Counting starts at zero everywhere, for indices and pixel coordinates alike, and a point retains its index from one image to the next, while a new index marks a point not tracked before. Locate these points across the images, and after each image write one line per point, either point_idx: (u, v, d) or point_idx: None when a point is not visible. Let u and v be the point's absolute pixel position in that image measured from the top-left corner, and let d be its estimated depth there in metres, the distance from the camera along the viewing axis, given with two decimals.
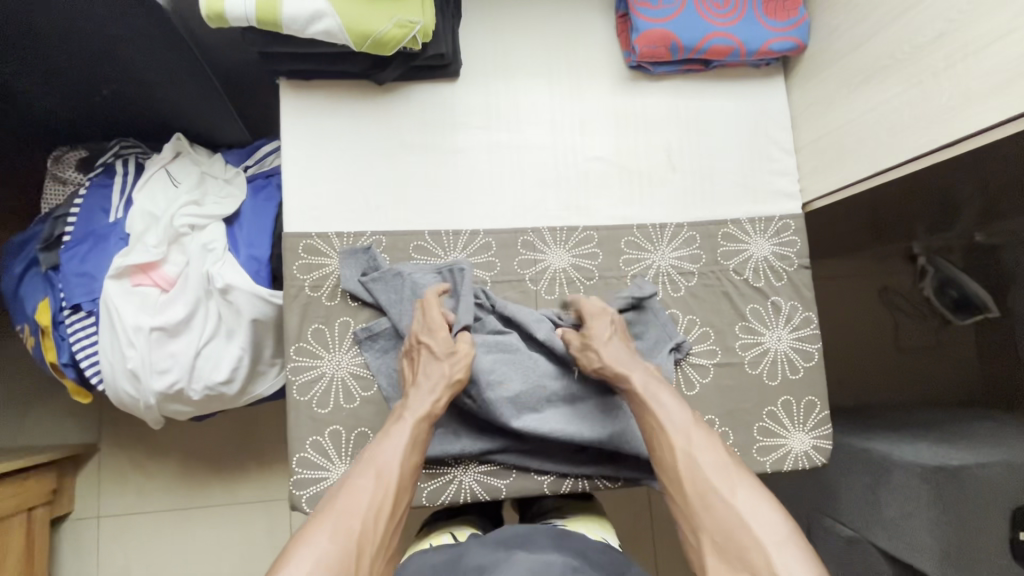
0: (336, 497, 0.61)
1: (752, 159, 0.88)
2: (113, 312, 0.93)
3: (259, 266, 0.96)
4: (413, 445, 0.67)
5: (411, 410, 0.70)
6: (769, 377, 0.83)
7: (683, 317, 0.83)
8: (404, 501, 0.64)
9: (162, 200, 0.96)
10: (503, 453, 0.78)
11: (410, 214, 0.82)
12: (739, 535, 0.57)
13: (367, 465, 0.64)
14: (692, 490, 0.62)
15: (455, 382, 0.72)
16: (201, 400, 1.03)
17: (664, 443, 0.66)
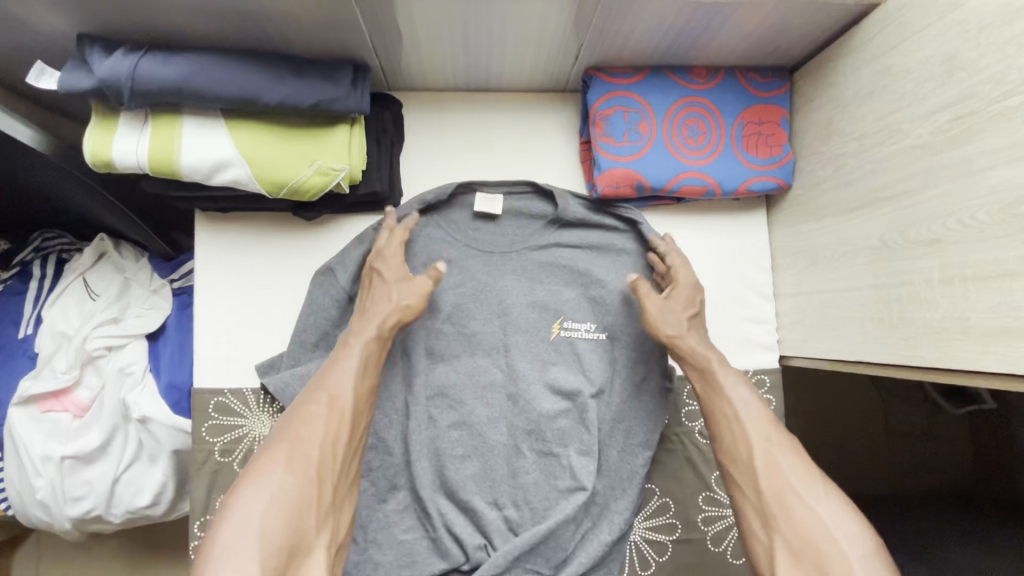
0: (286, 428, 0.55)
1: (725, 305, 0.79)
2: (18, 441, 0.85)
3: (181, 396, 0.86)
4: (366, 369, 0.61)
5: (357, 335, 0.62)
6: (733, 556, 0.76)
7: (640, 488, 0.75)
8: (360, 429, 0.58)
9: (77, 316, 0.86)
10: (427, 484, 0.71)
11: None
12: (821, 547, 0.52)
13: (314, 393, 0.58)
14: (769, 491, 0.56)
15: (405, 313, 0.66)
16: (123, 521, 0.95)
17: (746, 437, 0.60)
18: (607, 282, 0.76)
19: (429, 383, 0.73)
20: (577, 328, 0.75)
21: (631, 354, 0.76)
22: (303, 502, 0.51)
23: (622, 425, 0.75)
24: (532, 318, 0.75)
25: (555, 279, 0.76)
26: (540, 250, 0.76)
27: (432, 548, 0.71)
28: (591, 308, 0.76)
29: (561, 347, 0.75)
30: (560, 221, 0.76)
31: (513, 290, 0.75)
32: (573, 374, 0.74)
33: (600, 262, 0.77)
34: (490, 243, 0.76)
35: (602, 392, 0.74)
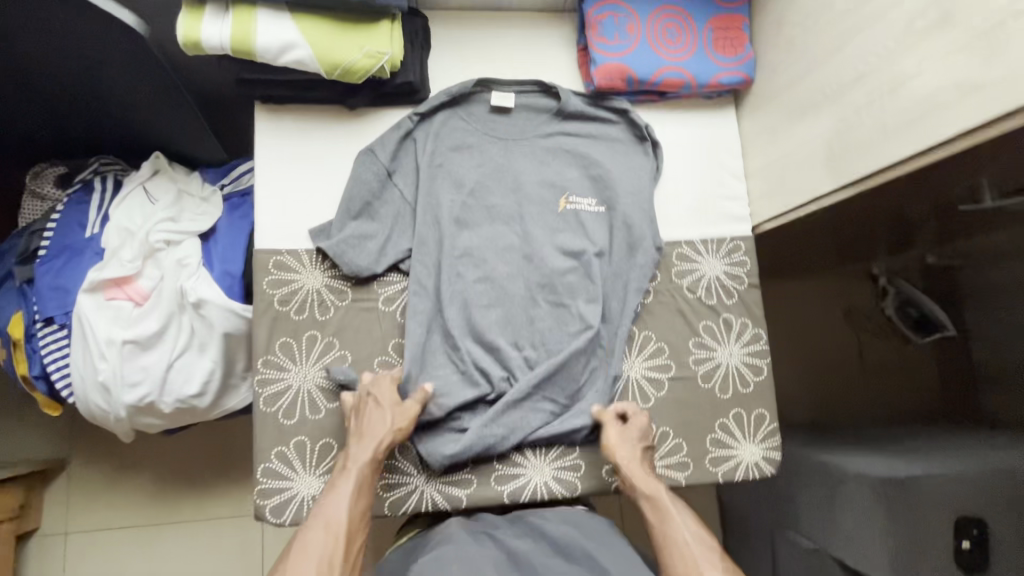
0: (295, 557, 0.64)
1: (705, 184, 0.93)
2: (86, 325, 0.95)
3: (233, 281, 0.98)
4: (359, 493, 0.71)
5: (355, 460, 0.73)
6: (721, 391, 0.88)
7: (638, 332, 0.88)
8: (355, 548, 0.68)
9: (139, 215, 0.98)
10: (459, 327, 0.83)
11: (375, 230, 0.84)
12: None
13: (313, 526, 0.67)
14: None
15: (398, 431, 0.75)
16: (171, 412, 1.04)
17: (687, 560, 0.70)
18: (605, 163, 0.90)
19: (456, 245, 0.86)
20: (581, 201, 0.89)
21: (629, 219, 0.88)
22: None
23: (622, 278, 0.88)
24: (542, 194, 0.89)
25: (560, 163, 0.90)
26: (547, 139, 0.91)
27: (465, 380, 0.82)
28: (594, 186, 0.90)
29: (568, 216, 0.88)
30: (563, 114, 0.90)
31: (526, 171, 0.89)
32: (579, 238, 0.88)
33: (598, 147, 0.91)
34: (507, 133, 0.90)
35: (603, 251, 0.87)
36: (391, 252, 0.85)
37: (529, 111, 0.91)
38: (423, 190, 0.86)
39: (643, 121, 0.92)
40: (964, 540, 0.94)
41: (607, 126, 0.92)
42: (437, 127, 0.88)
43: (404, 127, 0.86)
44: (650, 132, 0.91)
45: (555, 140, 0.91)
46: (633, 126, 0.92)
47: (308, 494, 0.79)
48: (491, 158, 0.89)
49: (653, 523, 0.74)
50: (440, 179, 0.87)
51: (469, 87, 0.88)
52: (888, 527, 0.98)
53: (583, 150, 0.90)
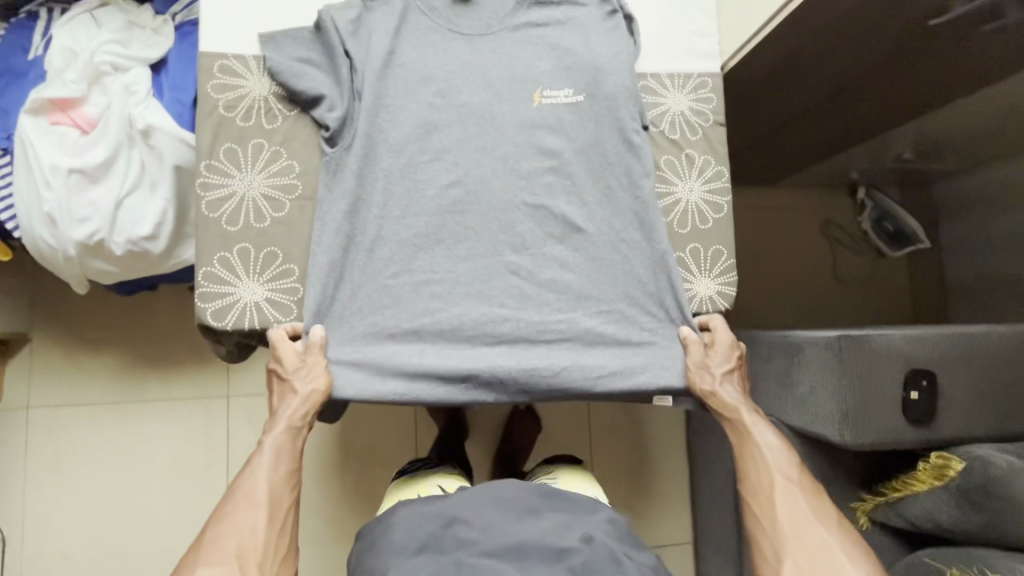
0: (218, 525, 0.66)
1: (676, 20, 0.89)
2: (30, 150, 0.92)
3: (184, 109, 0.94)
4: (280, 460, 0.72)
5: (271, 432, 0.73)
6: (679, 225, 0.86)
7: (617, 250, 0.82)
8: (284, 512, 0.70)
9: (83, 37, 0.93)
10: (436, 233, 0.79)
11: (327, 91, 0.79)
12: (825, 573, 0.66)
13: (236, 494, 0.68)
14: (787, 524, 0.70)
15: (310, 398, 0.72)
16: (123, 257, 1.02)
17: (761, 472, 0.75)
18: (578, 49, 0.84)
19: (425, 149, 0.80)
20: (561, 95, 0.84)
21: (603, 131, 0.84)
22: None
23: (604, 181, 0.84)
24: (513, 88, 0.83)
25: (530, 54, 0.84)
26: (516, 30, 0.85)
27: (433, 257, 0.79)
28: (572, 69, 0.84)
29: (546, 112, 0.83)
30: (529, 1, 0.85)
31: (495, 65, 0.83)
32: (558, 137, 0.83)
33: (569, 33, 0.85)
34: (469, 27, 0.84)
35: (583, 148, 0.83)
36: (336, 109, 0.79)
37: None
38: (374, 81, 0.80)
39: None
40: (913, 391, 0.96)
41: (578, 8, 0.86)
42: (393, 12, 0.82)
43: (354, 8, 0.81)
44: (621, 4, 0.86)
45: (522, 27, 0.85)
46: (604, 3, 0.87)
47: (252, 300, 0.77)
48: (458, 54, 0.83)
49: (733, 442, 0.79)
50: (395, 79, 0.81)
51: None
52: (842, 383, 0.97)
53: (554, 39, 0.85)
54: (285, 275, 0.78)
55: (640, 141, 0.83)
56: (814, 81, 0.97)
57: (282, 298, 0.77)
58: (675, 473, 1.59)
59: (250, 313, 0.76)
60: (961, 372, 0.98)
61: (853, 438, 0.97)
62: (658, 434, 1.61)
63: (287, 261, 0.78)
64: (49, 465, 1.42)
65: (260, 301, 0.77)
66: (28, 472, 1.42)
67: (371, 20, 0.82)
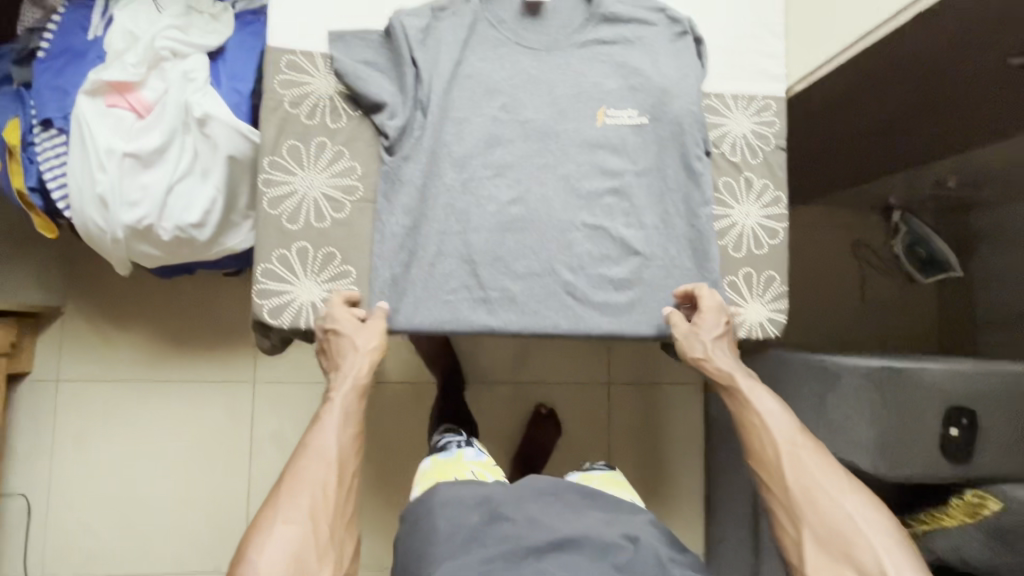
0: (291, 481, 0.67)
1: (744, 39, 0.88)
2: (86, 131, 0.92)
3: (240, 100, 0.94)
4: (347, 419, 0.73)
5: (335, 390, 0.74)
6: (734, 249, 0.86)
7: (673, 276, 0.83)
8: (350, 470, 0.71)
9: (144, 21, 0.93)
10: (495, 249, 0.80)
11: (390, 99, 0.78)
12: (843, 539, 0.67)
13: (307, 450, 0.70)
14: (798, 490, 0.70)
15: (375, 354, 0.75)
16: (170, 242, 1.02)
17: (763, 440, 0.74)
18: (645, 68, 0.84)
19: (488, 163, 0.81)
20: (628, 116, 0.84)
21: (666, 155, 0.84)
22: (309, 542, 0.64)
23: (663, 204, 0.84)
24: (578, 106, 0.83)
25: (595, 71, 0.84)
26: (583, 47, 0.84)
27: (489, 272, 0.80)
28: (637, 87, 0.84)
29: (608, 131, 0.84)
30: (597, 17, 0.84)
31: (560, 81, 0.83)
32: (619, 158, 0.84)
33: (636, 52, 0.85)
34: (537, 41, 0.83)
35: (644, 171, 0.84)
36: (397, 118, 0.78)
37: (560, 13, 0.84)
38: (442, 91, 0.79)
39: (683, 16, 0.85)
40: (952, 428, 0.96)
41: (646, 24, 0.85)
42: (462, 19, 0.81)
43: (424, 17, 0.80)
44: (692, 26, 0.85)
45: (589, 42, 0.84)
46: (674, 23, 0.85)
47: (308, 301, 0.77)
48: (523, 67, 0.83)
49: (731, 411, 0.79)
50: (461, 91, 0.81)
51: None
52: (881, 414, 0.98)
53: (621, 57, 0.84)
54: (343, 277, 0.78)
55: (702, 168, 0.83)
56: (877, 108, 0.96)
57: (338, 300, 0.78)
58: (691, 484, 1.60)
59: (305, 312, 0.77)
60: (1003, 411, 0.97)
61: (887, 469, 0.97)
62: (677, 445, 1.61)
63: (345, 263, 0.78)
64: (76, 438, 1.44)
65: (316, 302, 0.77)
66: (54, 444, 1.43)
67: (439, 27, 0.81)
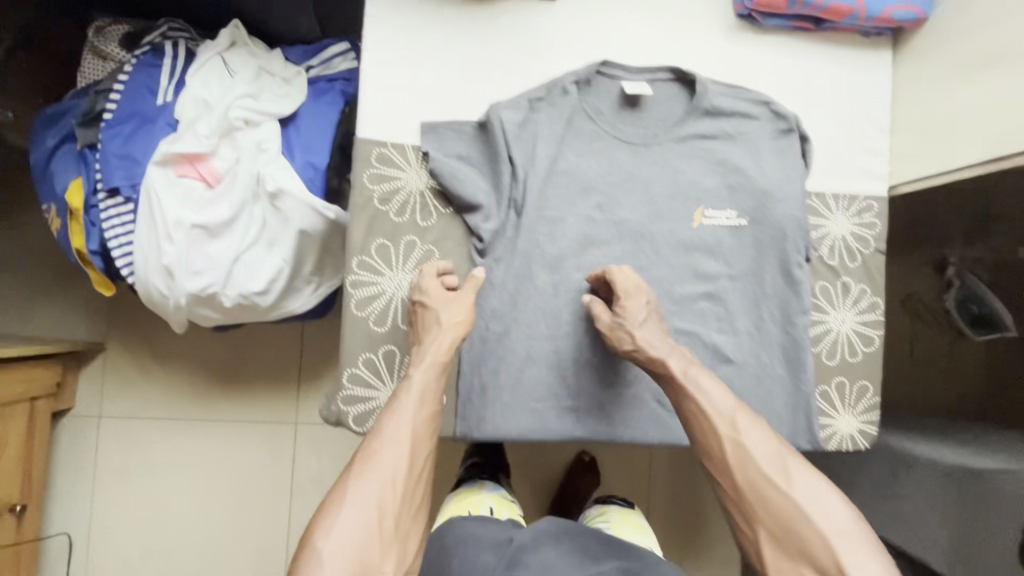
0: (362, 460, 0.61)
1: (848, 134, 0.84)
2: (155, 202, 0.88)
3: (315, 174, 0.91)
4: (424, 400, 0.66)
5: (417, 365, 0.68)
6: (827, 356, 0.83)
7: (765, 387, 0.80)
8: (423, 458, 0.63)
9: (217, 87, 0.89)
10: (585, 356, 0.77)
11: (484, 199, 0.75)
12: (797, 534, 0.58)
13: (380, 433, 0.63)
14: (745, 484, 0.62)
15: (458, 327, 0.69)
16: (232, 308, 0.98)
17: (703, 425, 0.65)
18: (747, 168, 0.80)
19: (581, 265, 0.78)
20: (726, 216, 0.80)
21: (764, 259, 0.80)
22: (374, 534, 0.57)
23: (757, 310, 0.81)
24: (675, 205, 0.80)
25: (694, 168, 0.80)
26: (681, 141, 0.80)
27: (578, 380, 0.77)
28: (736, 187, 0.80)
29: (704, 233, 0.80)
30: (698, 110, 0.80)
31: (657, 178, 0.79)
32: (715, 261, 0.80)
33: (738, 149, 0.80)
34: (635, 134, 0.79)
35: (739, 275, 0.80)
36: (491, 221, 0.75)
37: (661, 105, 0.80)
38: (537, 191, 0.76)
39: (789, 113, 0.81)
40: None
41: (749, 119, 0.81)
42: (562, 112, 0.77)
43: (521, 109, 0.76)
44: (798, 123, 0.80)
45: (689, 137, 0.80)
46: (779, 118, 0.81)
47: None
48: (619, 162, 0.79)
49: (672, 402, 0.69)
50: (555, 189, 0.77)
51: (589, 74, 0.77)
52: (957, 516, 0.96)
53: (721, 154, 0.80)
54: None
55: (802, 276, 0.79)
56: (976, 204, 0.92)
57: None
58: None
59: None
60: None
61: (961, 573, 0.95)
62: None
63: None
64: (118, 474, 1.43)
65: None
66: (96, 480, 1.43)
67: (536, 120, 0.77)
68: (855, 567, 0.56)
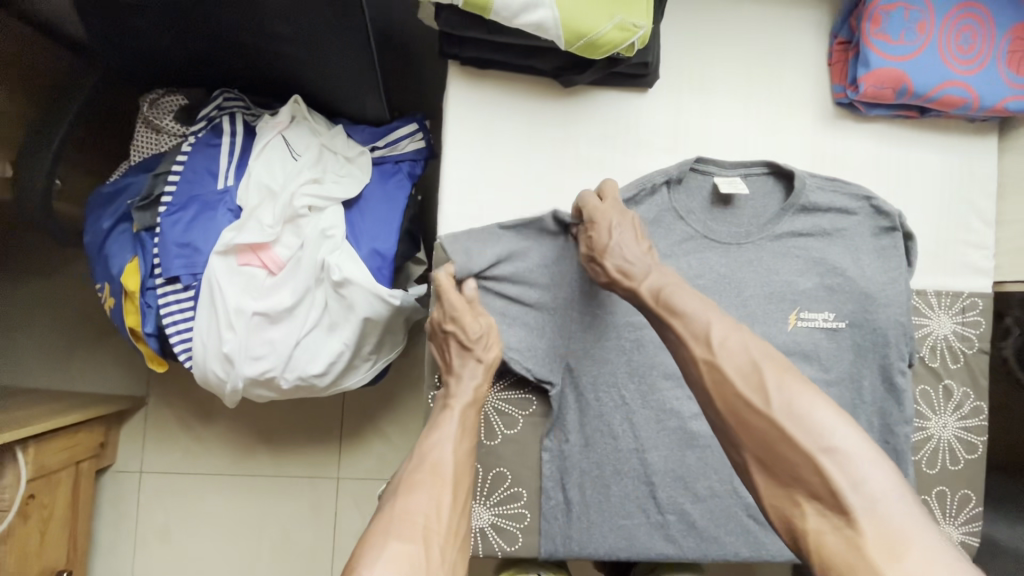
0: (403, 493, 0.60)
1: (951, 228, 0.79)
2: (216, 291, 0.84)
3: (382, 262, 0.88)
4: (463, 434, 0.66)
5: (455, 398, 0.68)
6: (928, 465, 0.78)
7: None
8: (462, 492, 0.63)
9: (280, 173, 0.86)
10: (676, 471, 0.73)
11: (541, 295, 0.71)
12: (783, 456, 0.50)
13: (421, 465, 0.63)
14: (726, 410, 0.55)
15: (492, 362, 0.69)
16: (290, 390, 0.92)
17: (681, 354, 0.60)
18: (847, 268, 0.75)
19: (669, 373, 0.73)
20: (824, 319, 0.75)
21: (865, 365, 0.75)
22: (422, 561, 0.54)
23: (855, 418, 0.76)
24: (770, 307, 0.75)
25: (790, 268, 0.75)
26: (777, 239, 0.75)
27: (669, 498, 0.73)
28: (834, 288, 0.75)
29: (800, 337, 0.75)
30: (796, 206, 0.75)
31: (752, 280, 0.74)
32: (811, 367, 0.75)
33: (836, 246, 0.75)
34: (727, 234, 0.74)
35: (837, 382, 0.75)
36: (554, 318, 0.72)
37: (754, 201, 0.75)
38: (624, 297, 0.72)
39: (892, 208, 0.75)
40: None
41: (847, 214, 0.75)
42: (648, 206, 0.73)
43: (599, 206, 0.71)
44: (903, 222, 0.75)
45: (786, 234, 0.75)
46: (882, 214, 0.75)
47: (476, 526, 0.72)
48: (710, 262, 0.74)
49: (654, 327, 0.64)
50: None
51: (682, 172, 0.72)
52: None
53: (819, 251, 0.75)
54: (513, 499, 0.73)
55: (905, 384, 0.75)
56: None
57: (507, 525, 0.73)
58: None
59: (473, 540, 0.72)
60: None
61: None
62: None
63: (516, 484, 0.73)
64: (157, 531, 1.41)
65: (485, 527, 0.72)
66: (136, 537, 1.40)
67: None
68: (853, 489, 0.47)
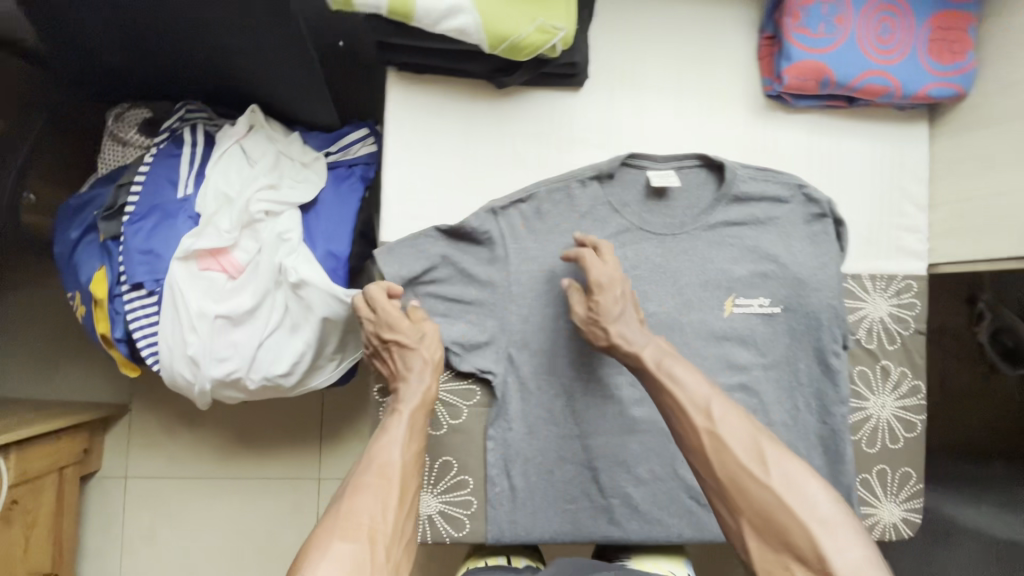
0: (350, 496, 0.61)
1: (884, 213, 0.81)
2: (178, 296, 0.87)
3: (337, 263, 0.91)
4: (411, 436, 0.68)
5: (404, 401, 0.69)
6: (868, 444, 0.80)
7: None
8: (410, 492, 0.65)
9: (236, 179, 0.90)
10: (617, 455, 0.75)
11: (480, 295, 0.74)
12: (778, 525, 0.53)
13: (370, 466, 0.64)
14: (726, 479, 0.57)
15: (436, 364, 0.71)
16: (256, 390, 0.95)
17: (682, 420, 0.61)
18: (779, 254, 0.77)
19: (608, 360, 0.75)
20: (759, 304, 0.77)
21: (800, 348, 0.78)
22: (366, 561, 0.56)
23: (792, 400, 0.78)
24: (705, 295, 0.77)
25: (725, 256, 0.77)
26: (711, 228, 0.77)
27: (612, 481, 0.75)
28: (768, 275, 0.77)
29: (736, 322, 0.77)
30: (728, 197, 0.77)
31: (687, 269, 0.77)
32: (748, 351, 0.77)
33: (768, 234, 0.78)
34: (661, 225, 0.77)
35: (773, 365, 0.78)
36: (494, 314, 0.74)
37: (689, 193, 0.77)
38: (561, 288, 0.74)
39: (822, 195, 0.78)
40: None
41: (779, 202, 0.78)
42: (583, 200, 0.75)
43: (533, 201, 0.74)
44: (832, 208, 0.77)
45: (719, 223, 0.77)
46: (812, 201, 0.78)
47: (425, 513, 0.75)
48: (646, 252, 0.77)
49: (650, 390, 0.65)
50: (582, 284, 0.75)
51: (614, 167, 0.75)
52: None
53: (752, 239, 0.78)
54: (461, 486, 0.75)
55: (840, 366, 0.77)
56: None
57: (456, 511, 0.75)
58: None
59: (422, 527, 0.75)
60: None
61: None
62: None
63: (463, 471, 0.75)
64: (144, 534, 1.44)
65: (433, 514, 0.75)
66: (122, 542, 1.43)
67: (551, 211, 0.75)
68: (837, 555, 0.51)
